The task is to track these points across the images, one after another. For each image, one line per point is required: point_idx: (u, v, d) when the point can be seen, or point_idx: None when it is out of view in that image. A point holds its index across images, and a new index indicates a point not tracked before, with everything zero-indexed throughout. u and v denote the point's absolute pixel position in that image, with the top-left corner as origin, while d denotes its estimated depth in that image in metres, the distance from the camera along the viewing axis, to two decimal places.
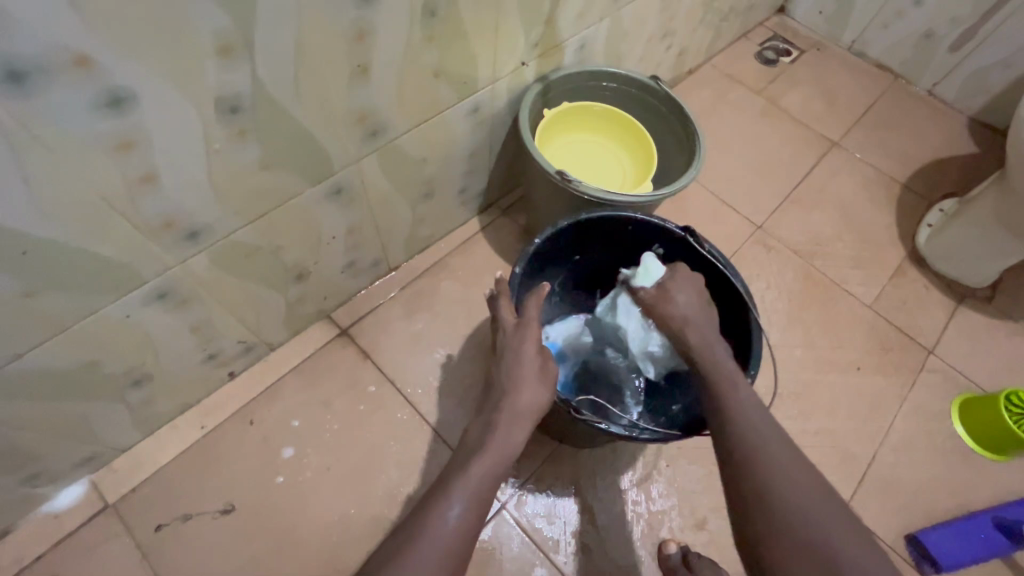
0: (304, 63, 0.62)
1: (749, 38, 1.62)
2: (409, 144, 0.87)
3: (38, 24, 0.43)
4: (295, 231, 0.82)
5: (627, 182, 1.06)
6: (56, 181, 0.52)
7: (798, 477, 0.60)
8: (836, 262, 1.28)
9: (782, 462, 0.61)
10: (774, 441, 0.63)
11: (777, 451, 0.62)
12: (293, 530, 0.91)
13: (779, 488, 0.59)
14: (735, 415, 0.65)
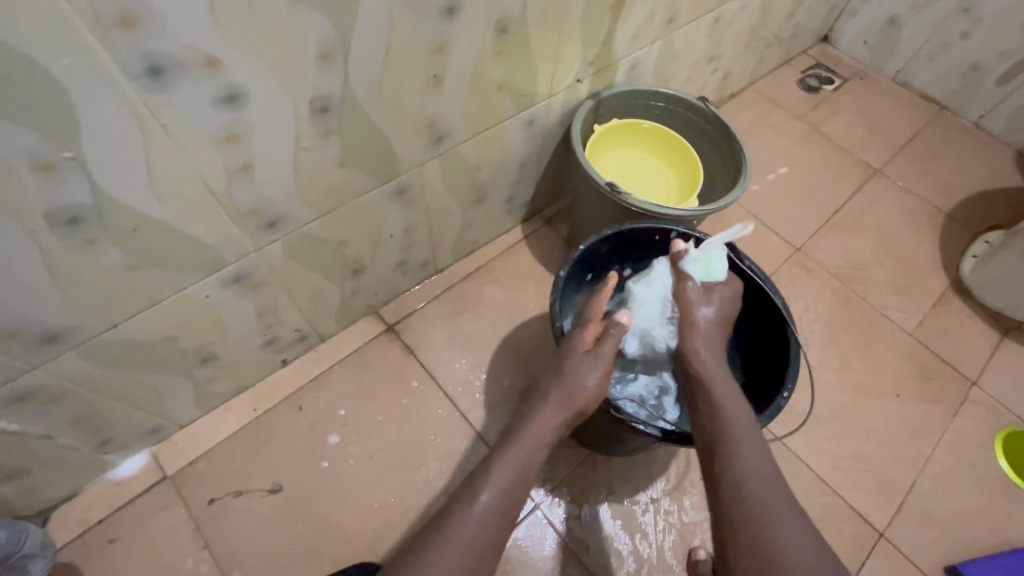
0: (389, 71, 0.68)
1: (792, 65, 1.65)
2: (468, 151, 0.92)
3: (182, 28, 0.49)
4: (359, 227, 0.88)
5: (672, 197, 1.09)
6: (169, 166, 0.58)
7: (778, 495, 0.60)
8: (876, 287, 1.27)
9: (763, 479, 0.61)
10: (760, 459, 0.63)
11: (761, 468, 0.62)
12: (335, 514, 0.95)
13: (758, 503, 0.59)
14: (737, 455, 0.64)
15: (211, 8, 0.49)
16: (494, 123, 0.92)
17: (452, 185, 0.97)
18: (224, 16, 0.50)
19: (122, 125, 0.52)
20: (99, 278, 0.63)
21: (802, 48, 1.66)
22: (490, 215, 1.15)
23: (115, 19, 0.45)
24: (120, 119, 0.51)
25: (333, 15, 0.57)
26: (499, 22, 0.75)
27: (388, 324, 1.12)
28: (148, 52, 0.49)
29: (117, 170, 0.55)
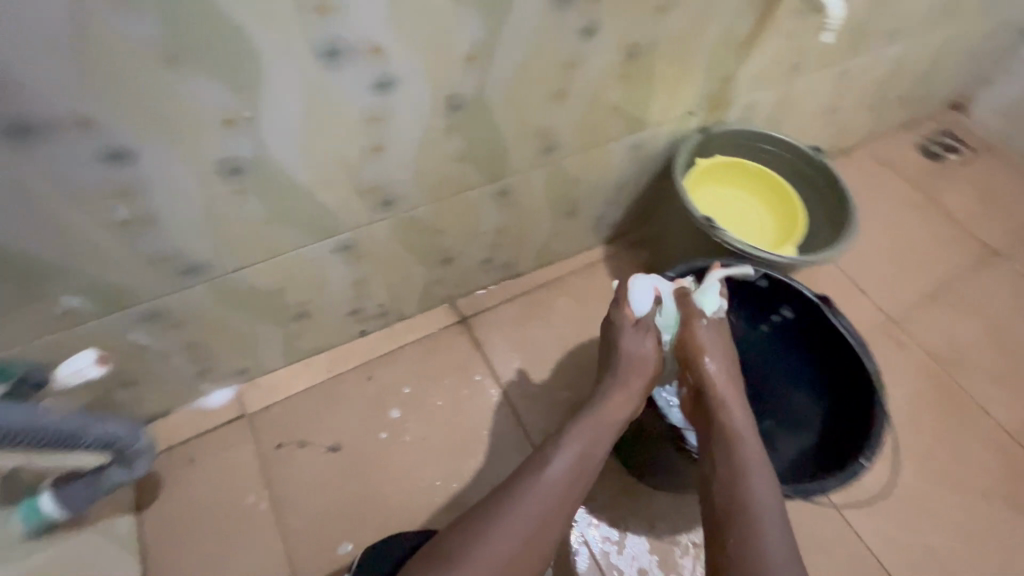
0: (518, 80, 0.75)
1: (914, 129, 1.56)
2: (572, 166, 0.95)
3: (363, 19, 0.59)
4: (458, 220, 0.93)
5: (768, 244, 1.07)
6: (320, 135, 0.67)
7: (770, 506, 0.63)
8: (978, 377, 1.17)
9: (754, 489, 0.64)
10: (754, 466, 0.66)
11: (753, 478, 0.65)
12: (384, 484, 0.99)
13: (750, 513, 0.62)
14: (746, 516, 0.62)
15: (389, 5, 0.59)
16: (601, 142, 0.94)
17: (550, 194, 0.99)
18: (397, 13, 0.60)
19: (296, 94, 0.62)
20: (238, 223, 0.72)
21: (929, 113, 1.57)
22: (576, 230, 1.16)
23: (317, 7, 0.56)
24: (296, 89, 0.61)
25: (483, 23, 0.66)
26: (625, 48, 0.80)
27: (460, 316, 1.16)
28: (333, 36, 0.59)
29: (282, 131, 0.65)
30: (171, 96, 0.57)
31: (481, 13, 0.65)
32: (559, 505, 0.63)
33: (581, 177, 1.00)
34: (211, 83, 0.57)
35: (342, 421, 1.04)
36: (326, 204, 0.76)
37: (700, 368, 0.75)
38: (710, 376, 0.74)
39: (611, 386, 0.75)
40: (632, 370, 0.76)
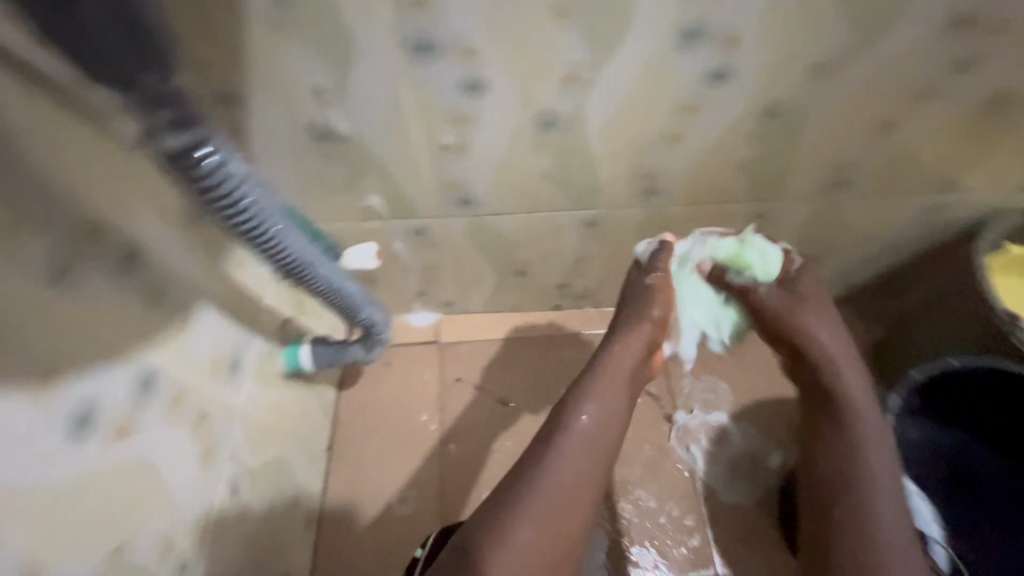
0: (625, 111, 0.66)
1: None
2: (679, 216, 0.84)
3: (455, 18, 0.55)
4: (538, 236, 0.87)
5: None
6: (404, 123, 0.65)
7: (887, 479, 0.59)
8: None
9: (879, 456, 0.60)
10: (877, 452, 0.60)
11: (875, 448, 0.61)
12: (382, 479, 0.94)
13: (843, 477, 0.60)
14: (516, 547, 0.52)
15: (484, 8, 0.54)
16: (722, 202, 0.82)
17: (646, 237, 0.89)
18: (493, 17, 0.55)
19: (381, 81, 0.60)
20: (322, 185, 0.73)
21: None
22: None
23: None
24: (382, 76, 0.60)
25: (591, 43, 0.58)
26: (769, 104, 0.67)
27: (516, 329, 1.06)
28: (423, 32, 0.56)
29: (366, 113, 0.64)
30: (269, 60, 0.57)
31: (590, 31, 0.57)
32: (585, 486, 0.57)
33: (687, 230, 0.87)
34: (305, 57, 0.57)
35: (374, 393, 1.00)
36: (405, 189, 0.75)
37: (610, 344, 0.66)
38: (806, 324, 0.67)
39: (551, 434, 0.59)
40: (574, 439, 0.58)
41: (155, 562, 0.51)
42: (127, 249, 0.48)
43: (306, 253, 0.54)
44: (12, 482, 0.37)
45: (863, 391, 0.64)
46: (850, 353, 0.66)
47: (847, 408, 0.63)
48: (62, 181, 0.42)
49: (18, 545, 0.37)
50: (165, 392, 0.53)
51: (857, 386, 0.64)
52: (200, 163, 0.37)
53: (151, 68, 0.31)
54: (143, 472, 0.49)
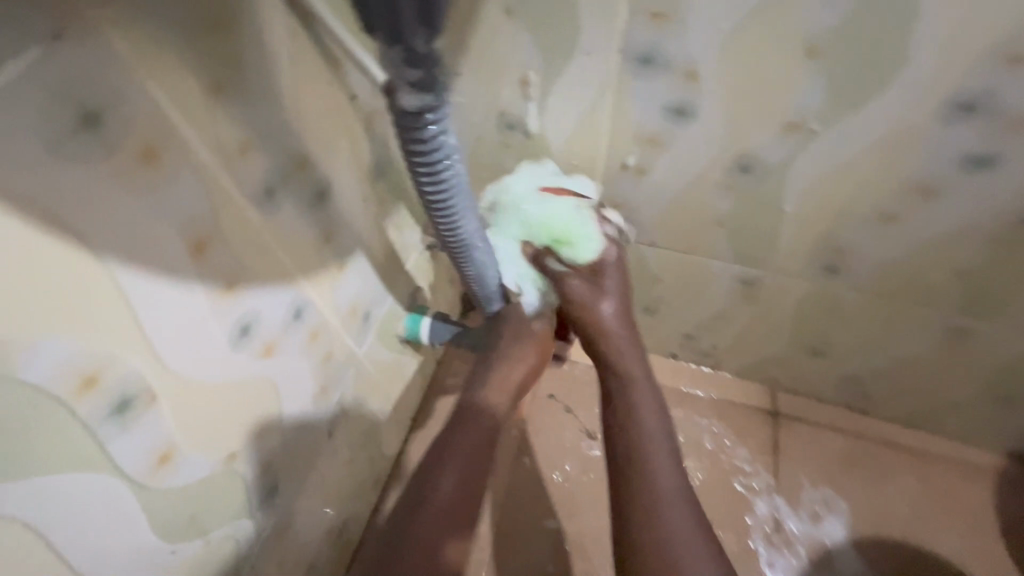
0: (838, 175, 0.58)
1: None
2: (850, 300, 0.75)
3: (696, 38, 0.50)
4: (682, 278, 0.81)
5: None
6: (592, 133, 0.62)
7: (668, 490, 0.52)
8: None
9: (665, 488, 0.52)
10: (654, 463, 0.53)
11: (657, 466, 0.53)
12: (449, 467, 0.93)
13: (649, 506, 0.51)
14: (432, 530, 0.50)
15: (731, 34, 0.49)
16: (907, 301, 0.72)
17: (799, 314, 0.81)
18: (734, 47, 0.50)
19: (588, 85, 0.58)
20: (489, 173, 0.72)
21: None
22: (812, 374, 0.95)
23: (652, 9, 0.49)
24: (591, 80, 0.57)
25: (835, 95, 0.51)
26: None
27: None
28: (653, 44, 0.52)
29: (559, 113, 0.62)
30: (487, 42, 0.57)
31: (838, 83, 0.50)
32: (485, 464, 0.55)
33: (850, 317, 0.78)
34: (525, 44, 0.56)
35: None
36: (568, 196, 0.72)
37: (506, 345, 0.64)
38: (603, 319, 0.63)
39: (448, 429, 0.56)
40: (492, 418, 0.58)
41: (254, 477, 0.54)
42: (319, 187, 0.51)
43: (473, 235, 0.51)
44: (179, 368, 0.40)
45: (653, 403, 0.58)
46: (631, 325, 0.64)
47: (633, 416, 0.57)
48: (292, 115, 0.45)
49: (168, 424, 0.40)
50: (309, 326, 0.56)
51: (633, 373, 0.61)
52: (423, 122, 0.36)
53: (423, 29, 0.30)
54: (271, 393, 0.52)
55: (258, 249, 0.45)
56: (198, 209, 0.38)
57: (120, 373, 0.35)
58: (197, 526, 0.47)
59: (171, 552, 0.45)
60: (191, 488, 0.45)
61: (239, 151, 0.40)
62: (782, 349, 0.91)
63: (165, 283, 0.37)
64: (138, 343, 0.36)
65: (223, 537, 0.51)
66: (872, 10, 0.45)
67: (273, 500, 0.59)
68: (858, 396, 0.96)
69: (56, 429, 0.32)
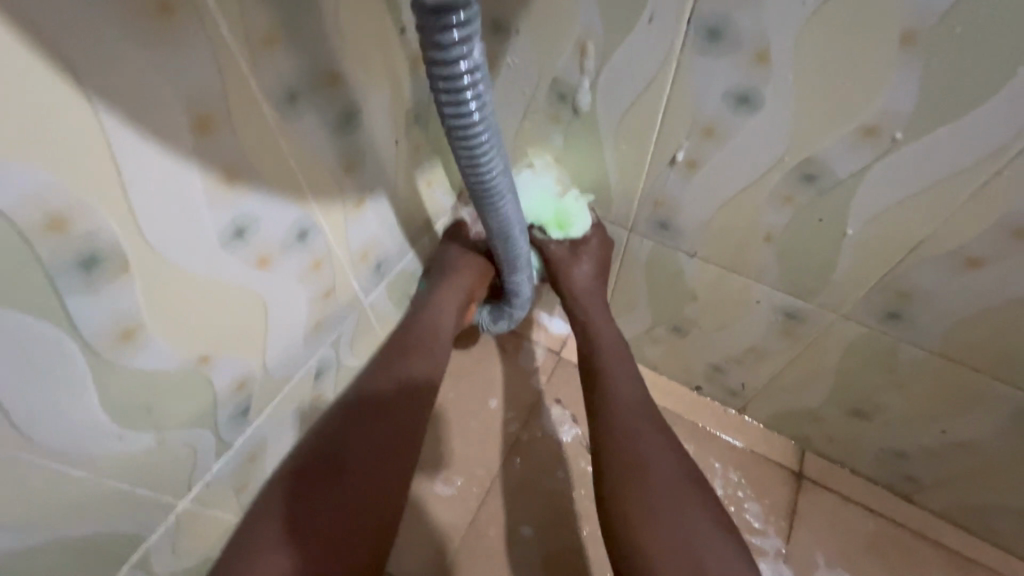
0: (917, 200, 0.51)
1: None
2: (908, 357, 0.66)
3: (774, 12, 0.45)
4: (719, 298, 0.75)
5: None
6: (645, 114, 0.58)
7: (662, 466, 0.61)
8: None
9: (658, 463, 0.61)
10: (647, 446, 0.63)
11: (647, 445, 0.63)
12: (442, 447, 0.91)
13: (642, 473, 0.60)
14: (403, 367, 0.66)
15: (816, 10, 0.43)
16: (979, 370, 0.62)
17: (845, 364, 0.72)
18: (817, 28, 0.44)
19: (648, 58, 0.53)
20: (533, 148, 0.69)
21: None
22: (850, 439, 0.85)
23: None
24: (652, 53, 0.52)
25: (927, 98, 0.44)
26: None
27: None
28: (725, 16, 0.47)
29: (613, 87, 0.57)
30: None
31: (933, 82, 0.43)
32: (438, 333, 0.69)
33: (905, 378, 0.69)
34: (588, 3, 0.52)
35: (475, 366, 0.97)
36: (609, 185, 0.68)
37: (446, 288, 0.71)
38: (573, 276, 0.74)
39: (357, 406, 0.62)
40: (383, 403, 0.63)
41: (226, 391, 0.53)
42: (348, 110, 0.50)
43: (501, 180, 0.47)
44: (160, 247, 0.39)
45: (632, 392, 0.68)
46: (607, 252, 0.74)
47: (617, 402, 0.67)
48: (328, 23, 0.43)
49: (138, 301, 0.40)
50: (314, 252, 0.55)
51: (623, 371, 0.71)
52: (448, 19, 0.33)
53: None
54: (258, 308, 0.51)
55: (268, 150, 0.44)
56: (206, 85, 0.37)
57: (92, 228, 0.35)
58: (152, 420, 0.46)
59: (119, 438, 0.44)
60: (155, 377, 0.44)
61: (263, 43, 0.39)
62: (820, 403, 0.82)
63: (157, 152, 0.36)
64: (116, 203, 0.35)
65: (179, 442, 0.50)
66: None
67: (243, 422, 0.58)
68: (902, 476, 0.85)
69: (16, 264, 0.32)
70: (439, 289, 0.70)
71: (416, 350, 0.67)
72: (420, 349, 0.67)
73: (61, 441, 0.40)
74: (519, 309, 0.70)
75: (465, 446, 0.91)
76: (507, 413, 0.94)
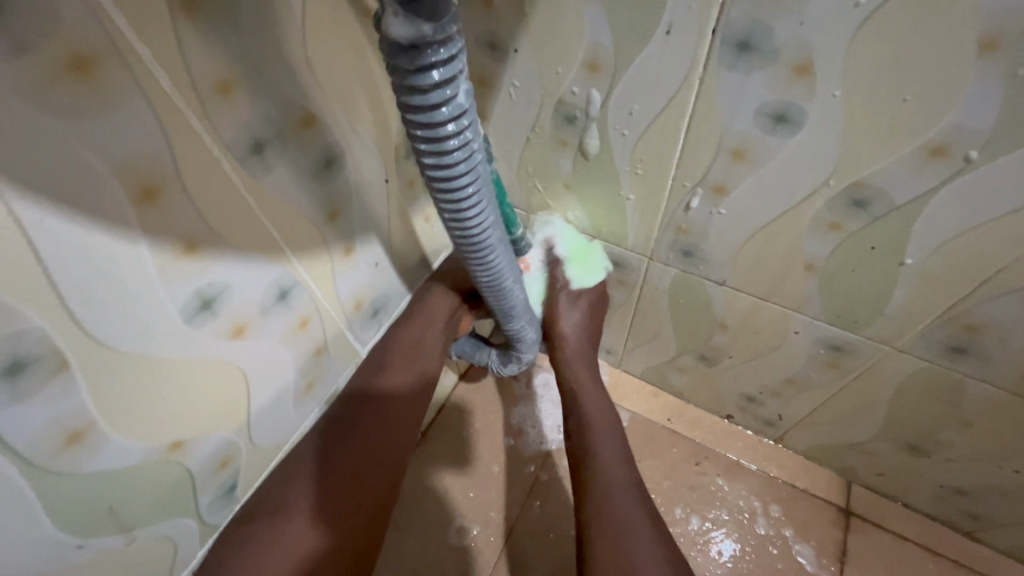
0: (995, 227, 0.43)
1: None
2: (976, 394, 0.58)
3: (819, 17, 0.37)
4: (752, 329, 0.67)
5: None
6: (663, 135, 0.51)
7: (624, 485, 0.61)
8: None
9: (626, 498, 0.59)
10: (607, 468, 0.62)
11: (613, 461, 0.63)
12: (457, 494, 0.85)
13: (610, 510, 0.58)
14: (385, 397, 0.57)
15: (869, 16, 0.36)
16: None
17: (901, 399, 0.64)
18: (870, 34, 0.37)
19: (665, 75, 0.46)
20: (541, 175, 0.63)
21: None
22: (904, 474, 0.77)
23: None
24: (669, 69, 0.46)
25: (1011, 111, 0.36)
26: None
27: (669, 417, 0.91)
28: (757, 24, 0.40)
29: (626, 107, 0.51)
30: (551, 11, 0.47)
31: (1019, 93, 0.35)
32: (410, 352, 0.60)
33: (972, 415, 0.61)
34: (595, 15, 0.45)
35: (487, 402, 0.91)
36: (626, 213, 0.61)
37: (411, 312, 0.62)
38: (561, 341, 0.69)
39: (339, 440, 0.54)
40: (372, 442, 0.55)
41: (207, 471, 0.47)
42: (326, 155, 0.44)
43: (491, 234, 0.40)
44: (105, 336, 0.34)
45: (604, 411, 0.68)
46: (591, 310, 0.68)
47: (595, 423, 0.66)
48: (296, 60, 0.38)
49: (84, 398, 0.35)
50: (298, 311, 0.49)
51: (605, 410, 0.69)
52: (425, 59, 0.27)
53: None
54: (237, 381, 0.45)
55: (234, 209, 0.38)
56: (143, 148, 0.31)
57: (14, 329, 0.29)
58: (118, 519, 0.41)
59: (78, 548, 0.39)
60: (115, 474, 0.39)
61: (214, 91, 0.33)
62: (869, 437, 0.74)
63: (87, 232, 0.30)
64: (41, 295, 0.30)
65: (151, 537, 0.45)
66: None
67: (229, 500, 0.52)
68: (964, 515, 0.77)
69: None
70: (416, 304, 0.62)
71: (387, 371, 0.58)
72: (394, 375, 0.58)
73: (6, 564, 0.35)
74: (525, 353, 0.64)
75: (480, 491, 0.85)
76: (525, 452, 0.87)
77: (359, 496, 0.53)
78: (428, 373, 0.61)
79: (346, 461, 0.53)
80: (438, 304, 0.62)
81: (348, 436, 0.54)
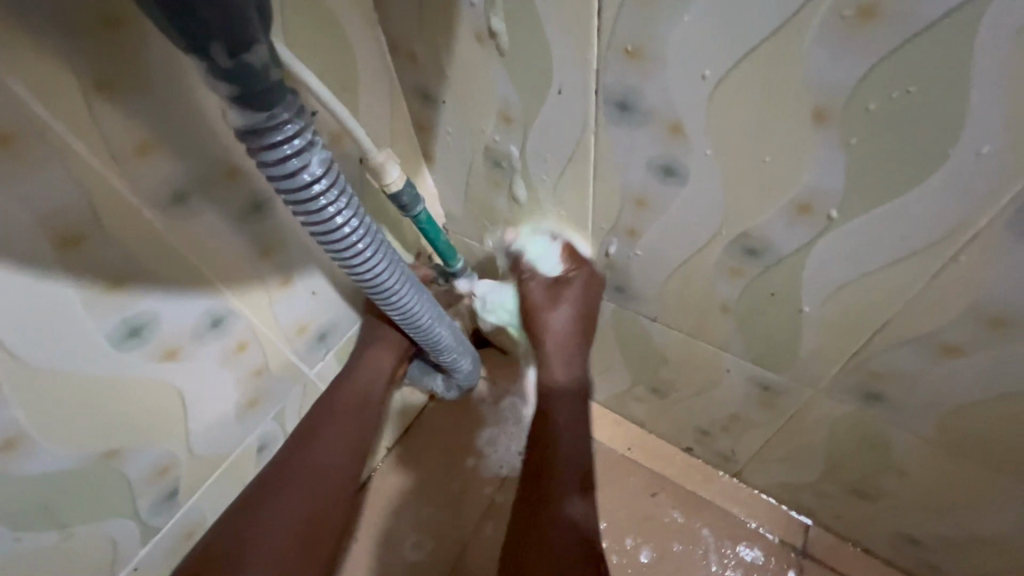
0: (875, 280, 0.44)
1: None
2: (901, 441, 0.57)
3: (678, 84, 0.40)
4: (690, 365, 0.69)
5: None
6: (575, 181, 0.54)
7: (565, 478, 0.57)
8: None
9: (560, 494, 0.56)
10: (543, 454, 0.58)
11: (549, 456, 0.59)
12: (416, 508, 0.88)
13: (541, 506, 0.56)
14: (331, 425, 0.63)
15: (718, 85, 0.38)
16: (984, 464, 0.53)
17: (836, 441, 0.64)
18: (724, 101, 0.39)
19: (565, 130, 0.50)
20: (483, 211, 0.67)
21: None
22: (857, 519, 0.75)
23: (624, 46, 0.40)
24: (568, 125, 0.49)
25: (860, 175, 0.38)
26: None
27: (630, 446, 0.91)
28: (629, 88, 0.43)
29: (540, 155, 0.54)
30: (465, 69, 0.51)
31: (861, 160, 0.37)
32: (353, 387, 0.65)
33: (904, 463, 0.60)
34: (500, 75, 0.49)
35: (454, 420, 0.94)
36: None
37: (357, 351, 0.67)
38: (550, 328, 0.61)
39: (302, 460, 0.60)
40: (323, 462, 0.61)
41: (146, 478, 0.53)
42: (254, 200, 0.49)
43: (384, 278, 0.44)
44: (35, 359, 0.40)
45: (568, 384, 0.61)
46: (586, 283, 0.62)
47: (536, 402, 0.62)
48: (215, 122, 0.43)
49: (13, 413, 0.40)
50: (234, 337, 0.54)
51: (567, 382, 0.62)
52: (272, 139, 0.32)
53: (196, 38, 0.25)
54: (171, 399, 0.51)
55: (158, 250, 0.44)
56: (63, 204, 0.37)
57: None
58: (54, 516, 0.47)
59: (15, 540, 0.45)
60: (50, 477, 0.45)
61: (130, 155, 0.39)
62: (817, 478, 0.73)
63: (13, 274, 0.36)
64: None
65: (90, 534, 0.51)
66: (897, 79, 0.32)
67: (172, 504, 0.58)
68: (922, 564, 0.74)
69: None
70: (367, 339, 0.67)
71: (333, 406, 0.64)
72: (338, 407, 0.64)
73: None
74: (461, 380, 0.68)
75: (437, 508, 0.88)
76: (483, 473, 0.90)
77: (311, 508, 0.59)
78: (370, 406, 0.66)
79: (295, 489, 0.59)
80: (382, 348, 0.67)
81: (305, 460, 0.61)
